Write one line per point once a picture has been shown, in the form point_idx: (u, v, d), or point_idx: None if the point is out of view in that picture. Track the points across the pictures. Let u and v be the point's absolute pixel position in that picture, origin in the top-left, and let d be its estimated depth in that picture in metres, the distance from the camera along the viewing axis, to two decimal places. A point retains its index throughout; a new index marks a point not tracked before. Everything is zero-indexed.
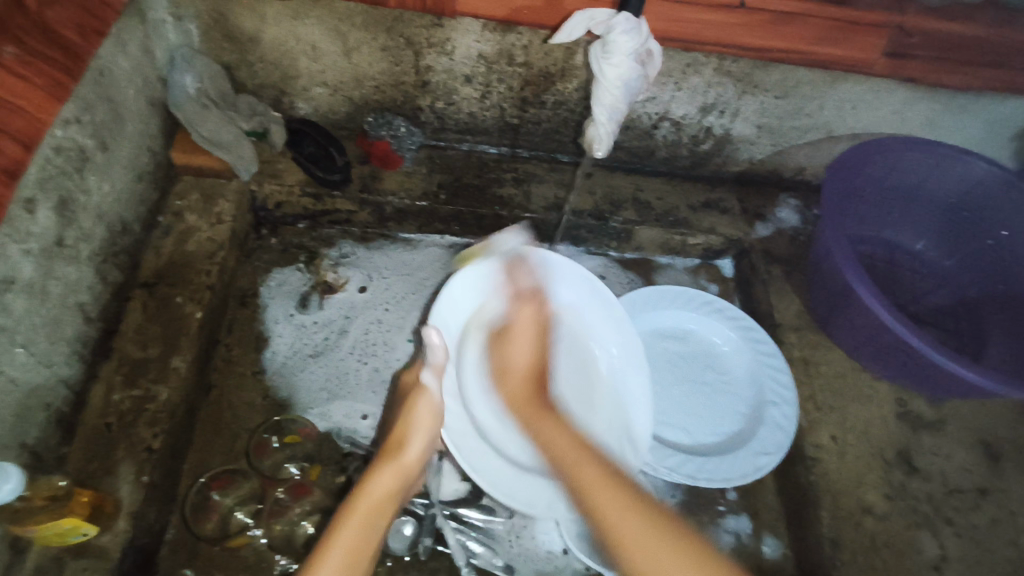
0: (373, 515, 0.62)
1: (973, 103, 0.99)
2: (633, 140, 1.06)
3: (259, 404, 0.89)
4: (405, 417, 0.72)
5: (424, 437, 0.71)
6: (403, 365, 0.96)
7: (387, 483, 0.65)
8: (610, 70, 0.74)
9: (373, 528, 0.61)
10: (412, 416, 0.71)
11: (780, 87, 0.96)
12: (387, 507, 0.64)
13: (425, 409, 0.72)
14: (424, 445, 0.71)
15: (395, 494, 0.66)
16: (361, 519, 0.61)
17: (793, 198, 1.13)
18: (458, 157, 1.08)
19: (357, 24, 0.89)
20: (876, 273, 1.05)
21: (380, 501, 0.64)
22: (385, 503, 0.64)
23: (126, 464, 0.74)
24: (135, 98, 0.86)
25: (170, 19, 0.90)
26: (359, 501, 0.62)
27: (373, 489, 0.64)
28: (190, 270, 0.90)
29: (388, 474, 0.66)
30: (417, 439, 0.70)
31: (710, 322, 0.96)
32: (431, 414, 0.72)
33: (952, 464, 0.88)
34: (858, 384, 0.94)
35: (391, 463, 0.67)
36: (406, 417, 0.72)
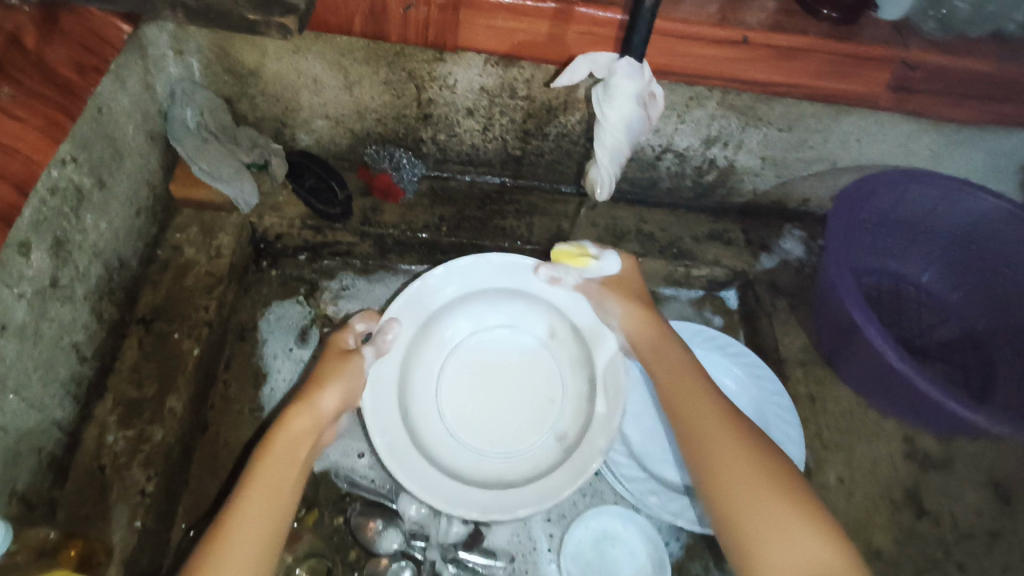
0: (295, 457, 0.69)
1: (979, 135, 0.98)
2: (636, 171, 1.05)
3: (256, 443, 0.87)
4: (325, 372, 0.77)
5: (342, 390, 0.76)
6: None
7: (301, 425, 0.72)
8: (612, 113, 0.73)
9: (291, 462, 0.68)
10: (328, 373, 0.77)
11: (784, 120, 0.96)
12: (300, 447, 0.70)
13: (353, 371, 0.79)
14: (341, 396, 0.76)
15: (311, 436, 0.72)
16: (279, 459, 0.68)
17: (797, 229, 1.12)
18: (459, 189, 1.07)
19: (358, 58, 0.89)
20: (883, 306, 1.03)
21: (296, 446, 0.70)
22: (297, 445, 0.70)
23: (119, 508, 0.73)
24: (134, 133, 0.85)
25: (172, 53, 0.89)
26: (278, 445, 0.69)
27: (290, 433, 0.71)
28: (187, 305, 0.88)
29: (304, 415, 0.73)
30: (331, 391, 0.76)
31: (716, 358, 0.94)
32: (354, 375, 0.78)
33: (964, 505, 0.86)
34: (865, 422, 0.92)
35: (306, 411, 0.73)
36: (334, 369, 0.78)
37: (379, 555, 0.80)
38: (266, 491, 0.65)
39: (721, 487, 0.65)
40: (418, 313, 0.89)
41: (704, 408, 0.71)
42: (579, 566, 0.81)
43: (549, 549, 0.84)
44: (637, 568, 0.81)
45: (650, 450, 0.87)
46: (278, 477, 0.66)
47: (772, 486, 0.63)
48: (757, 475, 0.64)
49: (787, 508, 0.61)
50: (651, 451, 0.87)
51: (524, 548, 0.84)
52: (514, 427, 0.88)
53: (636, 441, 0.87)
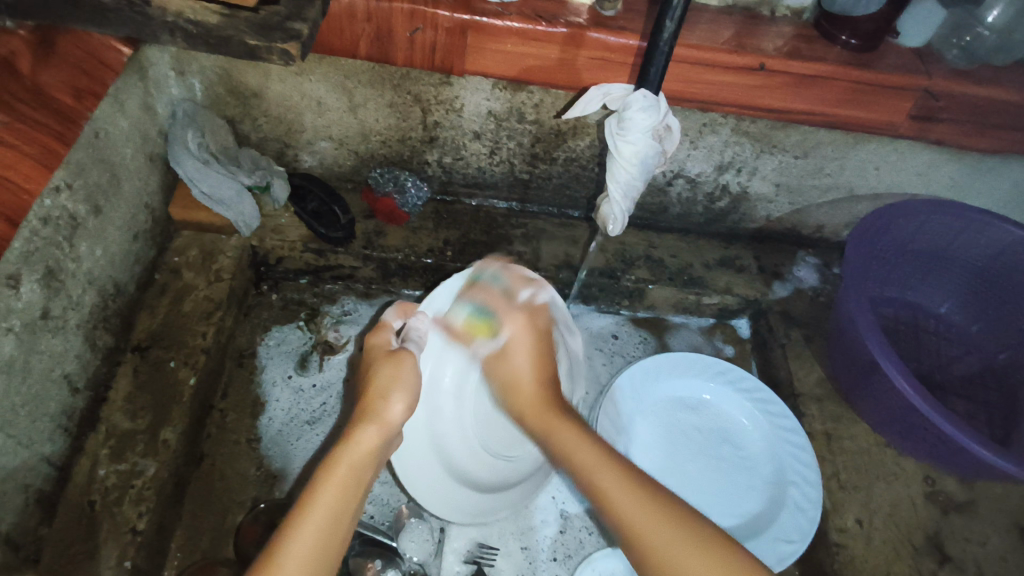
0: (360, 477, 0.58)
1: (1002, 165, 0.95)
2: (647, 197, 1.03)
3: (253, 475, 0.85)
4: (385, 375, 0.67)
5: (407, 395, 0.66)
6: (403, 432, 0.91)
7: (371, 442, 0.61)
8: (626, 147, 0.70)
9: (356, 484, 0.58)
10: (395, 380, 0.67)
11: (800, 148, 0.93)
12: (366, 470, 0.60)
13: (411, 367, 0.69)
14: (408, 403, 0.66)
15: (378, 456, 0.62)
16: (344, 480, 0.57)
17: (811, 256, 1.09)
18: (465, 212, 1.05)
19: (363, 81, 0.87)
20: (899, 338, 1.00)
21: (362, 463, 0.59)
22: (365, 464, 0.59)
23: (108, 547, 0.70)
24: (133, 156, 0.83)
25: (173, 74, 0.87)
26: (342, 462, 0.58)
27: (356, 448, 0.60)
28: (184, 331, 0.86)
29: (372, 430, 0.62)
30: (398, 398, 0.65)
31: (728, 392, 0.91)
32: (414, 375, 0.69)
33: (987, 551, 0.83)
34: (884, 462, 0.89)
35: (374, 424, 0.62)
36: (393, 370, 0.68)
37: None
38: (325, 516, 0.54)
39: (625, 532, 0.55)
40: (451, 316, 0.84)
41: (583, 447, 0.63)
42: None
43: None
44: None
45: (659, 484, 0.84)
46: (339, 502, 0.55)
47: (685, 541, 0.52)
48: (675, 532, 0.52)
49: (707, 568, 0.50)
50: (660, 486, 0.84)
51: None
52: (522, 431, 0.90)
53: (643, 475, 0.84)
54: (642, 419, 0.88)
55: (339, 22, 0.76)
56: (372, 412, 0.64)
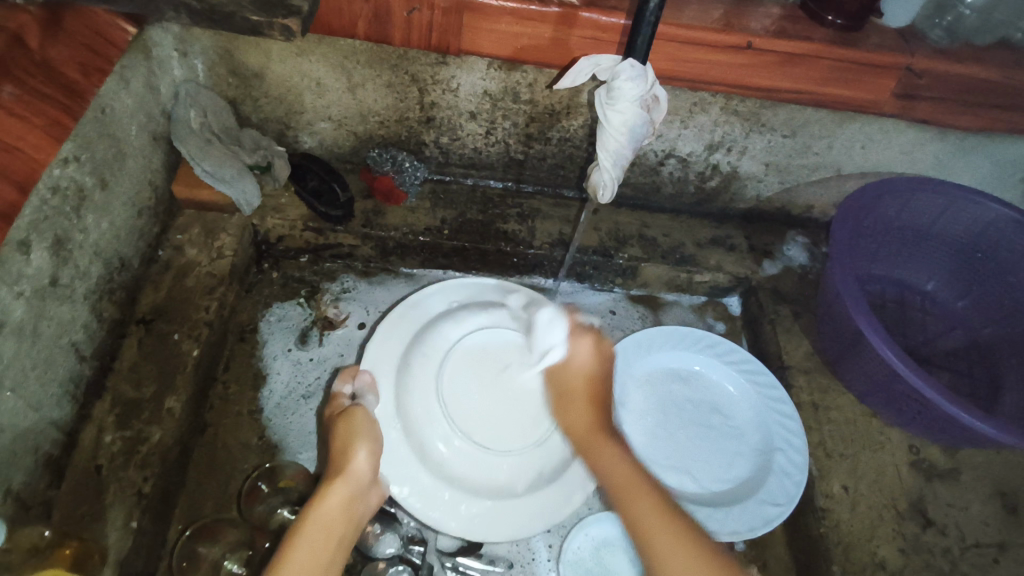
0: (329, 539, 0.61)
1: (984, 143, 0.97)
2: (639, 176, 1.05)
3: (255, 445, 0.87)
4: (344, 434, 0.70)
5: (370, 449, 0.69)
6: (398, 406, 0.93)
7: (337, 501, 0.64)
8: (615, 117, 0.73)
9: (325, 546, 0.60)
10: (353, 438, 0.69)
11: (788, 127, 0.95)
12: (335, 531, 0.62)
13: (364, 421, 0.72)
14: (371, 453, 0.69)
15: (349, 512, 0.64)
16: (314, 540, 0.60)
17: (801, 236, 1.12)
18: (461, 192, 1.07)
19: (362, 61, 0.89)
20: (887, 314, 1.02)
21: (330, 527, 0.62)
22: (334, 525, 0.62)
23: (115, 509, 0.72)
24: (137, 134, 0.85)
25: (176, 55, 0.89)
26: (307, 529, 0.61)
27: (321, 515, 0.62)
28: (187, 305, 0.88)
29: (339, 490, 0.65)
30: (360, 453, 0.68)
31: (717, 364, 0.93)
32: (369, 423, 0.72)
33: (968, 516, 0.85)
34: (870, 431, 0.91)
35: (342, 482, 0.65)
36: (346, 429, 0.70)
37: (376, 559, 0.78)
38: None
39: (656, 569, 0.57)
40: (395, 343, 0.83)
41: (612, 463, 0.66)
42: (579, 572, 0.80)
43: (548, 558, 0.83)
44: (636, 575, 0.81)
45: (649, 450, 0.86)
46: (312, 562, 0.58)
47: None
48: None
49: None
50: (650, 452, 0.85)
51: (524, 558, 0.83)
52: (529, 431, 0.80)
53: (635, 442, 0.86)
54: (633, 389, 0.90)
55: (338, 2, 0.79)
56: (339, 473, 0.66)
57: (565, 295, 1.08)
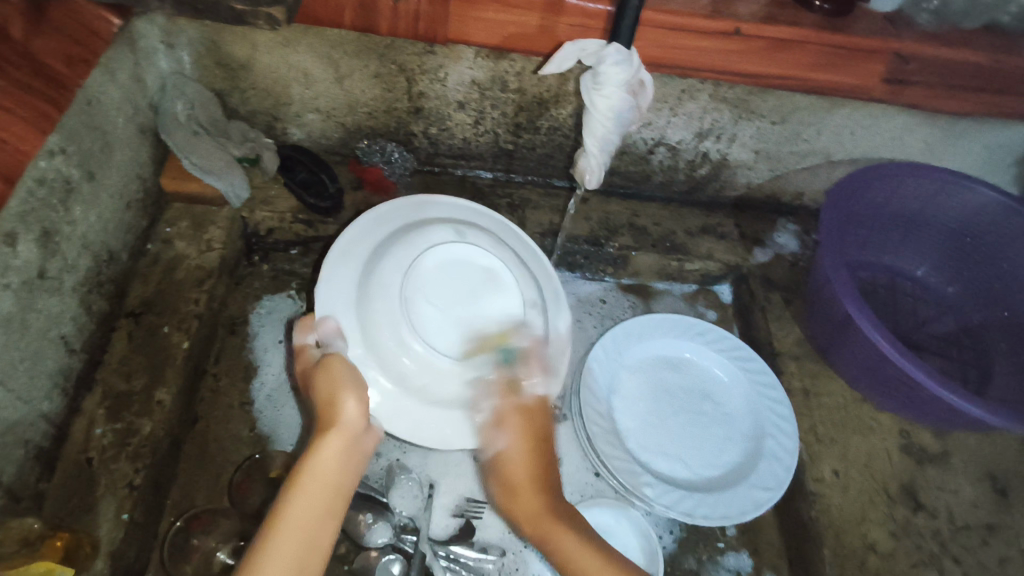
0: (327, 490, 0.60)
1: (972, 128, 0.97)
2: (629, 165, 1.05)
3: (246, 437, 0.86)
4: (327, 377, 0.67)
5: (357, 391, 0.66)
6: None
7: (335, 452, 0.62)
8: (601, 101, 0.73)
9: (328, 499, 0.59)
10: (337, 384, 0.66)
11: (777, 113, 0.95)
12: (335, 482, 0.61)
13: (341, 364, 0.69)
14: (361, 397, 0.66)
15: (347, 463, 0.63)
16: (313, 497, 0.58)
17: (792, 223, 1.12)
18: (451, 183, 1.07)
19: (349, 51, 0.89)
20: (879, 300, 1.02)
21: (327, 478, 0.60)
22: (332, 476, 0.61)
23: (106, 501, 0.72)
24: (124, 126, 0.85)
25: (162, 47, 0.89)
26: (304, 483, 0.59)
27: (316, 467, 0.60)
28: (177, 298, 0.88)
29: (334, 440, 0.63)
30: (350, 397, 0.66)
31: (708, 351, 0.93)
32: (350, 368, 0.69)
33: (958, 499, 0.85)
34: (860, 416, 0.91)
35: (336, 432, 0.63)
36: (328, 374, 0.68)
37: (369, 548, 0.78)
38: (299, 529, 0.56)
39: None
40: (352, 279, 0.78)
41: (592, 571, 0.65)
42: None
43: None
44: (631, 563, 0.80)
45: (642, 435, 0.86)
46: (311, 511, 0.58)
47: None
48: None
49: None
50: (642, 437, 0.86)
51: (517, 546, 0.82)
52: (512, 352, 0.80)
53: (627, 428, 0.86)
54: (625, 376, 0.91)
55: None
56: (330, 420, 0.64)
57: None
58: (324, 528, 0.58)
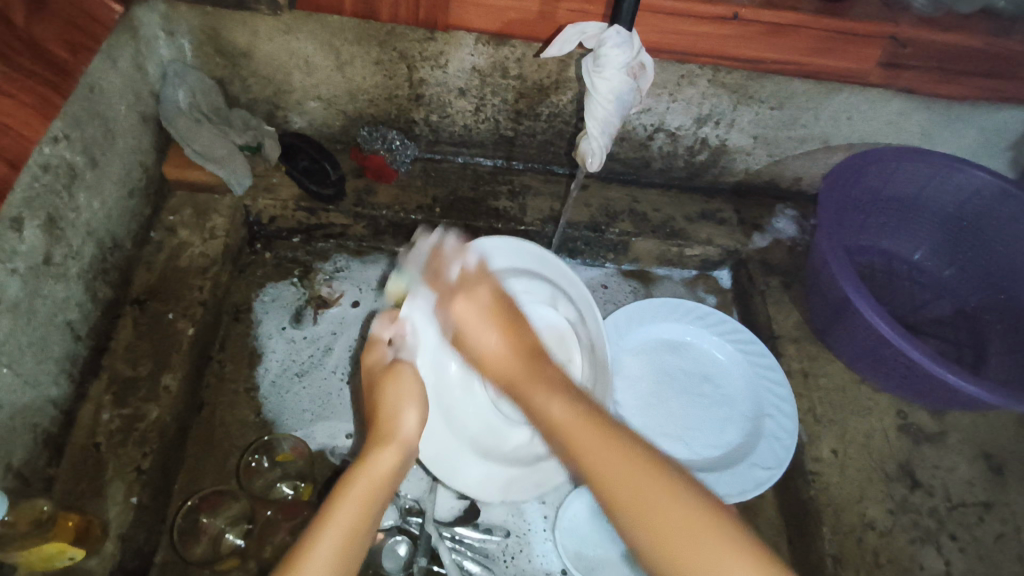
0: (380, 487, 0.60)
1: (968, 112, 0.98)
2: (629, 151, 1.06)
3: (252, 422, 0.87)
4: (388, 389, 0.70)
5: (417, 406, 0.70)
6: None
7: (390, 461, 0.63)
8: (602, 84, 0.73)
9: (378, 497, 0.59)
10: (401, 397, 0.69)
11: (775, 98, 0.96)
12: (388, 486, 0.61)
13: (407, 379, 0.72)
14: (418, 413, 0.69)
15: (398, 472, 0.64)
16: (367, 493, 0.58)
17: (790, 208, 1.12)
18: (452, 170, 1.08)
19: (350, 38, 0.89)
20: (875, 284, 1.03)
21: (377, 477, 0.61)
22: (385, 479, 0.61)
23: (115, 485, 0.73)
24: (126, 114, 0.85)
25: (163, 35, 0.89)
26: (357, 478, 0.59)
27: (371, 466, 0.61)
28: (181, 285, 0.89)
29: (389, 450, 0.64)
30: (411, 410, 0.69)
31: (709, 334, 0.94)
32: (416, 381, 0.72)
33: (955, 477, 0.87)
34: (858, 397, 0.93)
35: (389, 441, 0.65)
36: (390, 387, 0.71)
37: (375, 530, 0.79)
38: (349, 517, 0.56)
39: (621, 502, 0.51)
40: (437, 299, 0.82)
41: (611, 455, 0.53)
42: (576, 540, 0.81)
43: (543, 528, 0.83)
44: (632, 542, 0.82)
45: (645, 419, 0.87)
46: (364, 504, 0.57)
47: (715, 543, 0.47)
48: (646, 472, 0.51)
49: (686, 515, 0.48)
50: (645, 421, 0.87)
51: (521, 527, 0.83)
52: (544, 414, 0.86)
53: (630, 412, 0.87)
54: (627, 361, 0.92)
55: None
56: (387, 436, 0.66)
57: None
58: (374, 524, 0.57)
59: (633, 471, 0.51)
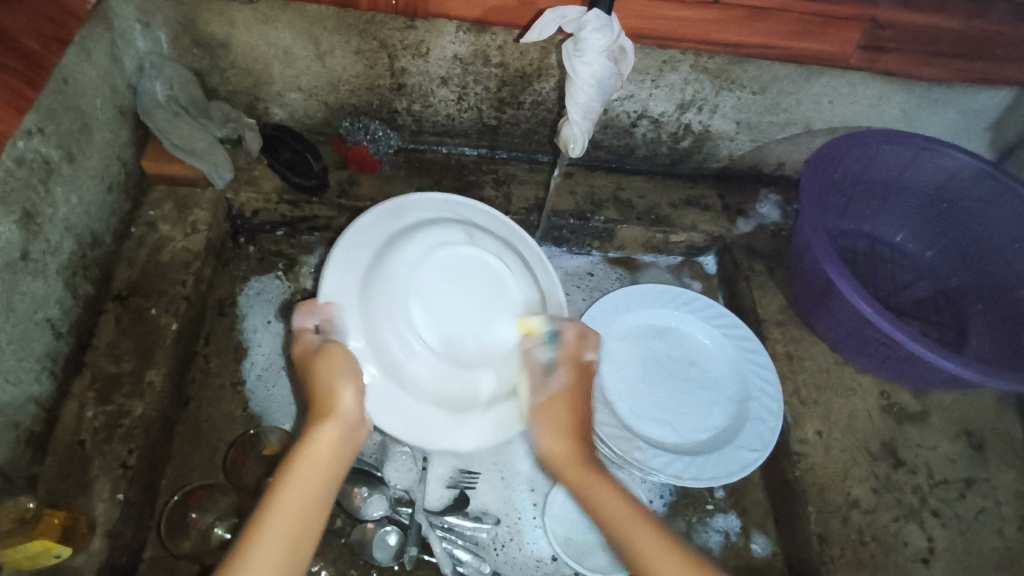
0: (319, 475, 0.60)
1: (947, 94, 0.99)
2: (613, 139, 1.06)
3: (238, 416, 0.86)
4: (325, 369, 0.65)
5: (355, 382, 0.65)
6: None
7: (330, 442, 0.62)
8: (583, 68, 0.73)
9: (315, 489, 0.59)
10: (334, 377, 0.65)
11: (757, 83, 0.96)
12: (328, 470, 0.61)
13: (339, 358, 0.66)
14: (358, 388, 0.65)
15: (342, 453, 0.62)
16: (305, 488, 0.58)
17: (774, 193, 1.13)
18: (436, 160, 1.07)
19: (329, 27, 0.88)
20: (858, 267, 1.04)
21: (317, 466, 0.60)
22: (327, 463, 0.61)
23: (101, 482, 0.72)
24: (102, 107, 0.84)
25: (139, 26, 0.88)
26: (295, 470, 0.59)
27: (310, 454, 0.60)
28: (164, 281, 0.88)
29: (329, 430, 0.62)
30: (348, 387, 0.64)
31: (694, 318, 0.95)
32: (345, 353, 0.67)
33: (937, 455, 0.88)
34: (842, 378, 0.94)
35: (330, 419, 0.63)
36: (322, 366, 0.65)
37: (365, 521, 0.79)
38: (284, 524, 0.56)
39: None
40: (355, 266, 0.73)
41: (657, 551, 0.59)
42: (565, 525, 0.82)
43: (534, 515, 0.84)
44: None
45: (633, 403, 0.88)
46: (300, 502, 0.57)
47: None
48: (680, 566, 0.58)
49: None
50: (633, 406, 0.87)
51: (511, 514, 0.83)
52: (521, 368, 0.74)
53: (619, 397, 0.88)
54: (614, 345, 0.92)
55: None
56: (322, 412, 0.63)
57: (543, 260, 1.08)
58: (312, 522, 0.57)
59: (663, 554, 0.59)
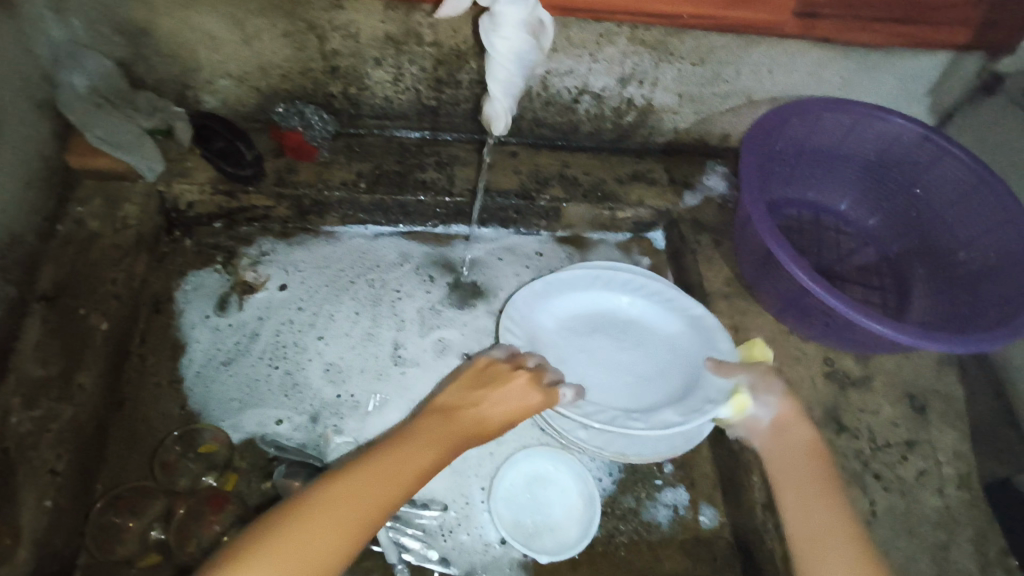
0: (424, 458, 0.64)
1: (887, 60, 0.99)
2: (556, 116, 1.04)
3: (177, 415, 0.84)
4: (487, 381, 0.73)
5: (501, 403, 0.71)
6: (317, 364, 0.91)
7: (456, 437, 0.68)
8: (501, 43, 0.71)
9: (415, 465, 0.64)
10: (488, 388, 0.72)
11: (696, 55, 0.95)
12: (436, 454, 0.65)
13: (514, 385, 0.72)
14: (504, 409, 0.71)
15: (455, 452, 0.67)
16: (406, 463, 0.63)
17: (721, 165, 1.13)
18: (377, 143, 1.04)
19: (253, 9, 0.85)
20: (803, 236, 1.04)
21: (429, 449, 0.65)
22: (440, 451, 0.66)
23: (27, 489, 0.70)
24: (15, 101, 0.80)
25: (51, 13, 0.84)
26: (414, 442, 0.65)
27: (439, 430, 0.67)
28: (92, 279, 0.85)
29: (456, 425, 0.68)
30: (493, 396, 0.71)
31: (641, 294, 0.96)
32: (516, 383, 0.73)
33: (880, 419, 0.89)
34: (786, 348, 0.94)
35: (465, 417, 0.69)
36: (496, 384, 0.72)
37: None
38: (373, 481, 0.61)
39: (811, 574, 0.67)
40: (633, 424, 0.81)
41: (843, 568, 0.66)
42: (513, 509, 0.81)
43: (482, 499, 0.83)
44: (569, 507, 0.82)
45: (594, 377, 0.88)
46: (399, 468, 0.63)
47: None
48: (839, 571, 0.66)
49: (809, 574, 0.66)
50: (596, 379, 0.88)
51: (459, 499, 0.83)
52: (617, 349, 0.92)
53: (579, 373, 0.88)
54: (563, 325, 0.93)
55: None
56: (478, 426, 0.70)
57: (489, 241, 1.07)
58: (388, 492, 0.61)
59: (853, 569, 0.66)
